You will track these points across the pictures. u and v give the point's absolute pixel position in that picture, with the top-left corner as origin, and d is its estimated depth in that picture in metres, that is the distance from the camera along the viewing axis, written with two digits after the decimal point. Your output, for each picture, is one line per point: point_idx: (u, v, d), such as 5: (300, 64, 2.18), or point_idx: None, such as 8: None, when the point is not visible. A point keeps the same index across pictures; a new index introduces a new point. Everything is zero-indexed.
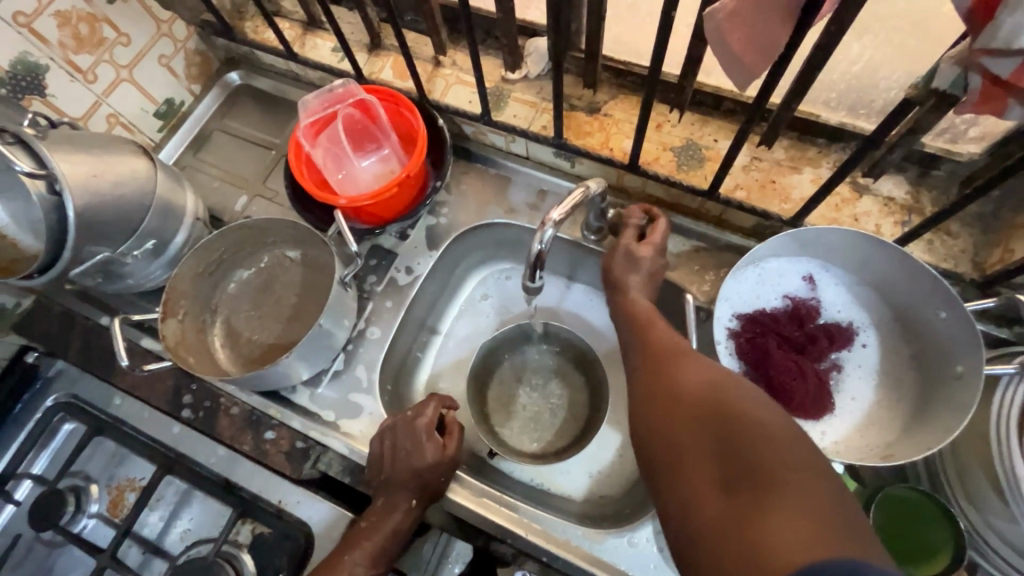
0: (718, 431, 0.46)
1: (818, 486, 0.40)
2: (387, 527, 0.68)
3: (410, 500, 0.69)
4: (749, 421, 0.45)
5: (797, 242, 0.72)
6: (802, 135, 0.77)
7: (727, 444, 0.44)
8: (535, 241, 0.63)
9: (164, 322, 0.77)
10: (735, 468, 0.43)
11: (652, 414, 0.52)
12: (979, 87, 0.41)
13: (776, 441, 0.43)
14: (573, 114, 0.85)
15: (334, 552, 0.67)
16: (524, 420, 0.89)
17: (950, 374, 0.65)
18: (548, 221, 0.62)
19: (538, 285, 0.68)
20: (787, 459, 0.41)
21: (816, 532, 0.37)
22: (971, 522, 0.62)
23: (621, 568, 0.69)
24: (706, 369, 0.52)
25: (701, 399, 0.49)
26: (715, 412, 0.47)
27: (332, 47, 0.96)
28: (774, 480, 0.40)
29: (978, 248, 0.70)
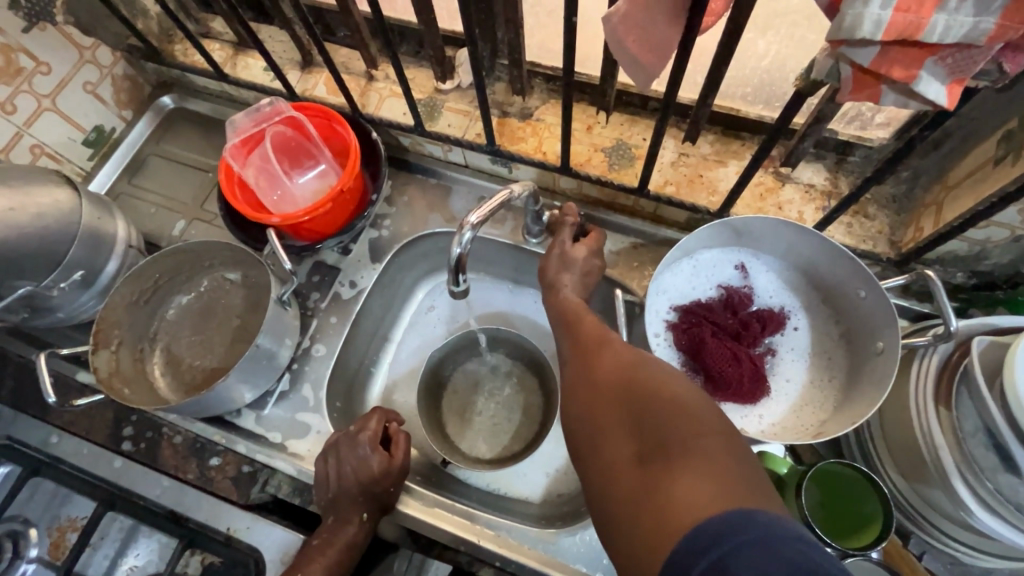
0: (631, 410, 0.47)
1: (719, 446, 0.41)
2: (336, 546, 0.67)
3: (360, 516, 0.69)
4: (660, 397, 0.46)
5: (726, 233, 0.75)
6: (726, 130, 0.80)
7: (638, 421, 0.46)
8: (454, 247, 0.63)
9: (95, 355, 0.75)
10: (645, 442, 0.44)
11: (577, 403, 0.53)
12: (850, 75, 0.42)
13: (682, 410, 0.44)
14: (506, 121, 0.86)
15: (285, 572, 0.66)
16: (478, 425, 0.89)
17: (873, 349, 0.67)
18: (465, 226, 0.63)
19: (463, 291, 0.68)
20: (690, 425, 0.42)
21: (714, 490, 0.37)
22: (900, 490, 0.65)
23: (575, 568, 0.69)
24: (625, 354, 0.54)
25: (619, 383, 0.50)
26: (631, 391, 0.48)
27: (263, 66, 0.95)
28: (678, 446, 0.41)
29: (894, 228, 0.74)
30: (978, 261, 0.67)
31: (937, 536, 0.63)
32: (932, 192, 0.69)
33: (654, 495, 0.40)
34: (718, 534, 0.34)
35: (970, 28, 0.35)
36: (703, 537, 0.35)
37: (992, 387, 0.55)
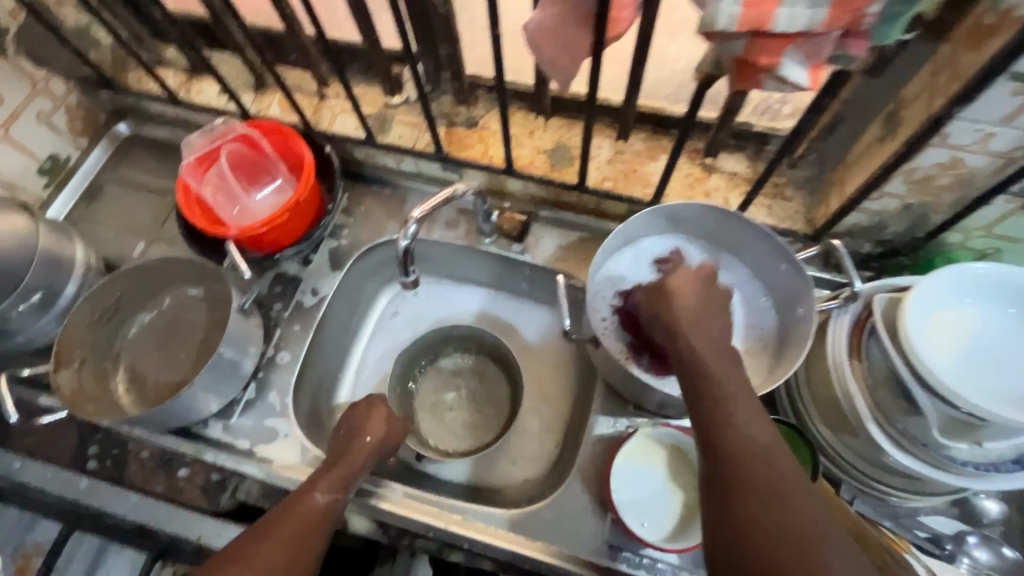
0: (770, 480, 0.49)
1: (836, 529, 0.47)
2: (343, 466, 0.68)
3: (363, 440, 0.71)
4: (800, 510, 0.47)
5: (660, 220, 0.81)
6: (655, 128, 0.87)
7: (770, 496, 0.48)
8: (399, 240, 0.68)
9: (57, 374, 0.77)
10: (779, 522, 0.47)
11: (716, 444, 0.52)
12: (733, 65, 0.49)
13: (804, 494, 0.49)
14: (453, 130, 0.92)
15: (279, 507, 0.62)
16: (447, 422, 0.91)
17: (796, 315, 0.74)
18: (409, 221, 0.67)
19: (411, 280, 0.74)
20: (814, 510, 0.48)
21: None
22: (829, 442, 0.70)
23: (539, 542, 0.73)
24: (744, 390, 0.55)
25: (757, 476, 0.50)
26: (766, 491, 0.49)
27: (217, 90, 0.99)
28: (818, 536, 0.46)
29: (809, 207, 0.81)
30: (879, 231, 0.75)
31: (864, 480, 0.69)
32: (836, 171, 0.77)
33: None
34: None
35: (808, 19, 0.41)
36: None
37: (892, 336, 0.62)
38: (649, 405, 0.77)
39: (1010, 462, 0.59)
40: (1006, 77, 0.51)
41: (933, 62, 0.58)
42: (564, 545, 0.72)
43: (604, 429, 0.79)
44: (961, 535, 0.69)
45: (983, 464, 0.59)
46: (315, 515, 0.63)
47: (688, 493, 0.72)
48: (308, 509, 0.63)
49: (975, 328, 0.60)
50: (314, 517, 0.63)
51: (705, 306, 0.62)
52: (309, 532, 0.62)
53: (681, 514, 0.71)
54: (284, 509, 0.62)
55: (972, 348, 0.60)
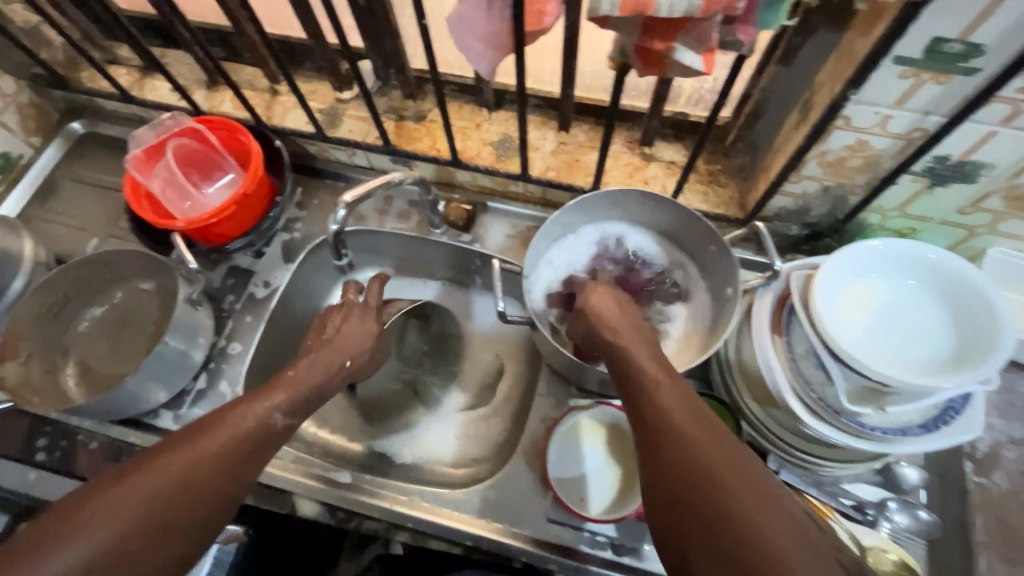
0: (679, 434, 0.50)
1: (752, 469, 0.46)
2: (310, 385, 0.64)
3: (342, 364, 0.68)
4: (726, 486, 0.45)
5: (600, 208, 0.83)
6: (597, 119, 0.90)
7: (681, 447, 0.49)
8: (332, 225, 0.70)
9: (2, 366, 0.78)
10: (692, 469, 0.47)
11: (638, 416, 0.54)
12: (635, 52, 0.51)
13: (717, 438, 0.49)
14: (402, 124, 0.94)
15: (218, 417, 0.57)
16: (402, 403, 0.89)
17: (726, 295, 0.76)
18: (340, 205, 0.69)
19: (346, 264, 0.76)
20: (726, 450, 0.48)
21: None
22: (757, 416, 0.73)
23: (481, 520, 0.75)
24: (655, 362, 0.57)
25: (681, 457, 0.48)
26: (691, 471, 0.47)
27: (170, 88, 1.00)
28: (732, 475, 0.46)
29: (742, 193, 0.85)
30: (805, 214, 0.78)
31: (789, 451, 0.72)
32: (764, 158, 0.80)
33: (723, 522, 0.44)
34: None
35: (689, 7, 0.44)
36: None
37: (807, 312, 0.65)
38: (590, 385, 0.80)
39: (917, 427, 0.63)
40: (891, 60, 0.54)
41: (837, 50, 0.61)
42: (506, 522, 0.75)
43: (547, 410, 0.82)
44: (883, 502, 0.73)
45: (891, 430, 0.62)
46: (258, 430, 0.58)
47: (624, 468, 0.75)
48: (260, 423, 0.58)
49: (883, 301, 0.64)
50: (264, 432, 0.58)
51: (611, 298, 0.67)
52: (252, 448, 0.57)
53: (618, 488, 0.74)
54: (224, 415, 0.57)
55: (880, 320, 0.63)
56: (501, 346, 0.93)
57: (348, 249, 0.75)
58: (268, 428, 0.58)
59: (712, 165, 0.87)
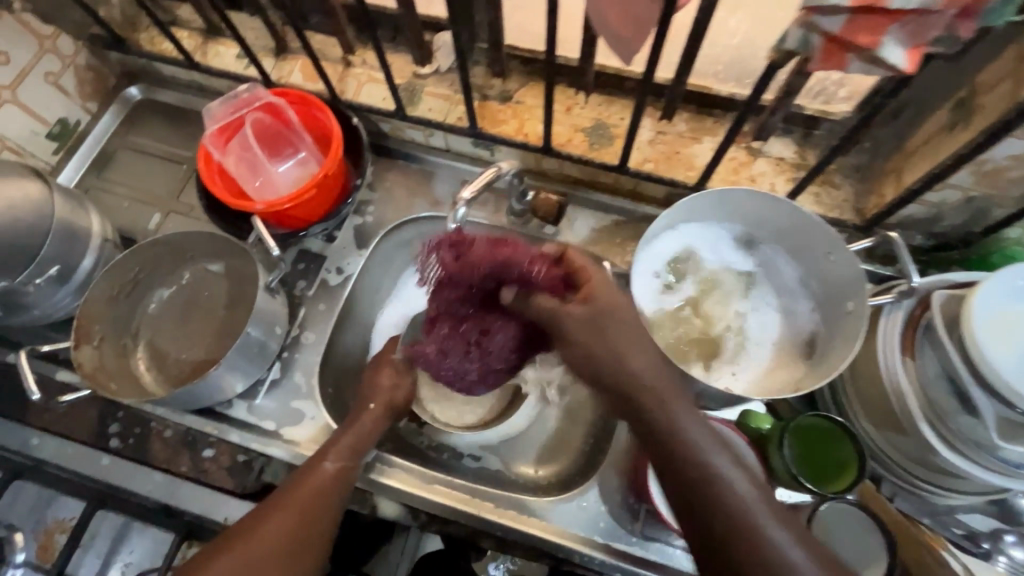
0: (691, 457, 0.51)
1: (756, 483, 0.50)
2: (351, 433, 0.69)
3: (366, 409, 0.71)
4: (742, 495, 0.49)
5: (707, 206, 0.76)
6: (699, 108, 0.84)
7: (714, 479, 0.50)
8: (448, 223, 0.67)
9: (78, 351, 0.74)
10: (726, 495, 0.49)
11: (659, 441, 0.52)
12: (820, 45, 0.45)
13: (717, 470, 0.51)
14: (486, 104, 0.87)
15: (300, 469, 0.65)
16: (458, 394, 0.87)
17: (842, 310, 0.71)
18: (459, 201, 0.67)
19: (458, 266, 0.69)
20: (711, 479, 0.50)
21: None
22: (876, 443, 0.68)
23: (572, 531, 0.72)
24: (669, 391, 0.54)
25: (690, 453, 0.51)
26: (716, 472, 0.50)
27: (236, 54, 0.93)
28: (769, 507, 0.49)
29: (858, 196, 0.78)
30: (935, 223, 0.72)
31: (909, 480, 0.68)
32: (891, 160, 0.74)
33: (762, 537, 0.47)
34: None
35: None
36: None
37: (951, 335, 0.60)
38: (685, 396, 0.75)
39: None
40: None
41: (1022, 46, 0.54)
42: (597, 533, 0.72)
43: None
44: (998, 534, 0.69)
45: None
46: (331, 479, 0.64)
47: None
48: (326, 475, 0.64)
49: None
50: (324, 484, 0.63)
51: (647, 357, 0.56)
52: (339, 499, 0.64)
53: None
54: (292, 480, 0.64)
55: None
56: None
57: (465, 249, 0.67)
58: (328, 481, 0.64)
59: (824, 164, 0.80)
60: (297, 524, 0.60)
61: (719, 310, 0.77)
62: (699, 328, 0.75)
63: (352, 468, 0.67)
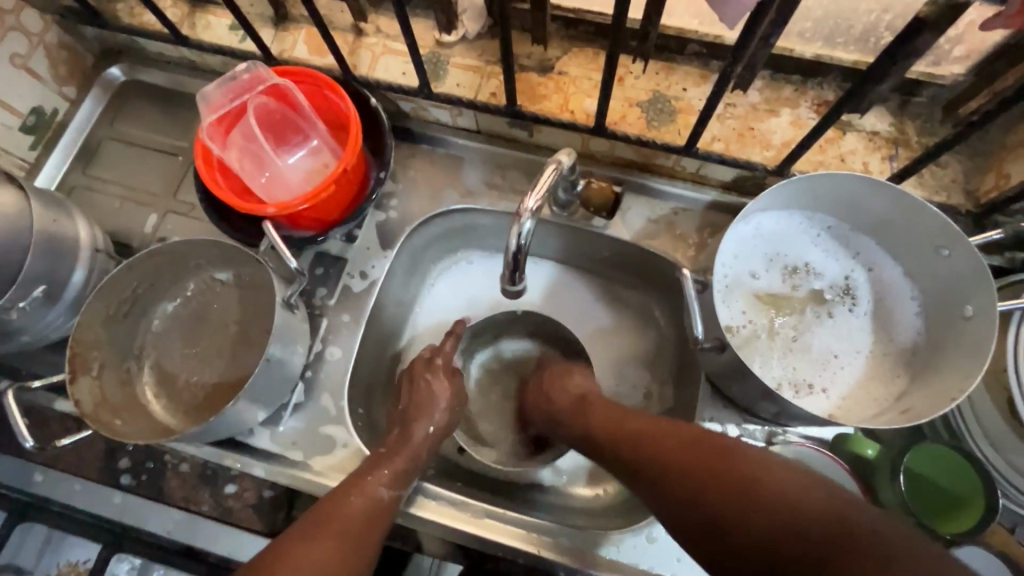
0: (659, 437, 0.55)
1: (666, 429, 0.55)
2: (405, 455, 0.64)
3: (424, 429, 0.67)
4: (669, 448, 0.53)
5: (792, 193, 0.65)
6: (775, 74, 0.72)
7: (663, 452, 0.53)
8: (513, 239, 0.57)
9: (75, 384, 0.64)
10: (682, 458, 0.51)
11: (615, 450, 0.58)
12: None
13: (679, 436, 0.53)
14: (524, 76, 0.75)
15: (344, 485, 0.60)
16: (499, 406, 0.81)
17: (959, 315, 0.61)
18: (524, 213, 0.56)
19: (519, 288, 0.63)
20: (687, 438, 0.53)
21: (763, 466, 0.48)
22: (990, 460, 0.60)
23: (642, 568, 0.64)
24: (609, 417, 0.61)
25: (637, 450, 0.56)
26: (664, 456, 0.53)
27: (230, 25, 0.80)
28: (720, 456, 0.49)
29: (968, 176, 0.67)
30: None
31: None
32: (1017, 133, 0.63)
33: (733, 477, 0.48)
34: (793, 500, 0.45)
35: None
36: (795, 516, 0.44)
37: None
38: (763, 413, 0.64)
39: None
40: None
41: None
42: (669, 570, 0.64)
43: None
44: None
45: None
46: (379, 506, 0.60)
47: None
48: (374, 500, 0.60)
49: None
50: (374, 510, 0.59)
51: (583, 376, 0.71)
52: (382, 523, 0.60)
53: None
54: (341, 498, 0.59)
55: None
56: (633, 352, 0.81)
57: (525, 272, 0.61)
58: (378, 505, 0.60)
59: (926, 138, 0.69)
60: (348, 549, 0.55)
61: (809, 315, 0.67)
62: (787, 337, 0.66)
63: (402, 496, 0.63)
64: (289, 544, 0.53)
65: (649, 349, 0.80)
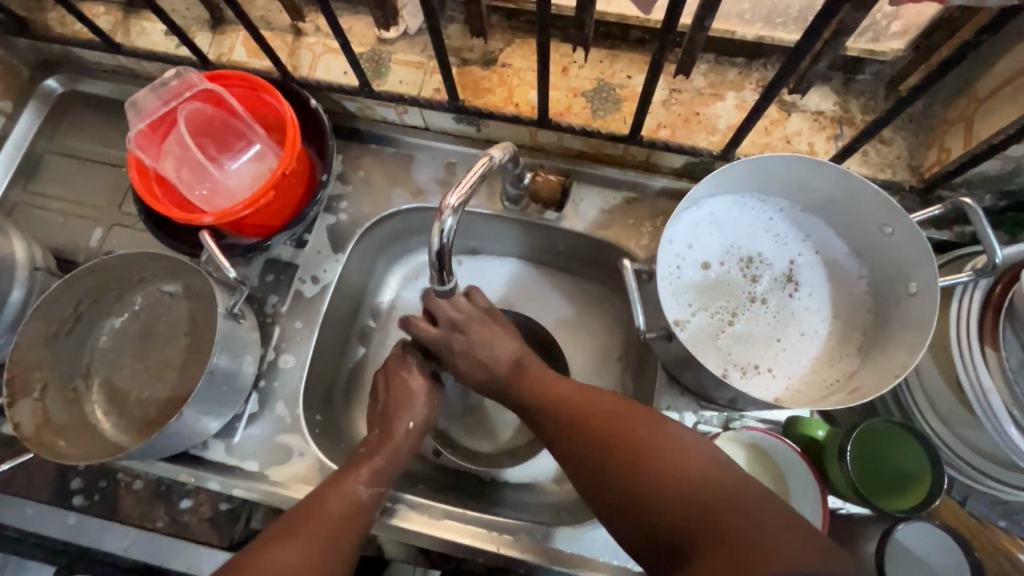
0: (597, 414, 0.52)
1: (580, 395, 0.55)
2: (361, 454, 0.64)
3: (382, 426, 0.66)
4: (586, 414, 0.53)
5: (736, 177, 0.65)
6: (719, 57, 0.71)
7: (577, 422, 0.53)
8: (436, 237, 0.56)
9: (14, 407, 0.64)
10: (609, 433, 0.50)
11: (540, 420, 0.57)
12: None
13: (596, 406, 0.53)
14: (467, 70, 0.74)
15: (319, 487, 0.60)
16: (465, 401, 0.80)
17: (905, 292, 0.61)
18: (446, 209, 0.54)
19: (450, 288, 0.62)
20: (622, 414, 0.51)
21: (670, 439, 0.48)
22: (939, 436, 0.61)
23: (603, 561, 0.64)
24: (537, 371, 0.60)
25: (559, 414, 0.55)
26: (583, 425, 0.52)
27: (165, 30, 0.78)
28: (620, 426, 0.50)
29: (913, 151, 0.67)
30: (1009, 179, 0.61)
31: (987, 484, 0.59)
32: (957, 106, 0.62)
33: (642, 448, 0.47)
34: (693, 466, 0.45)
35: None
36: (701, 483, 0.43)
37: None
38: (719, 399, 0.64)
39: None
40: None
41: None
42: (631, 561, 0.64)
43: None
44: None
45: None
46: (356, 504, 0.59)
47: None
48: (350, 499, 0.59)
49: None
50: (352, 507, 0.58)
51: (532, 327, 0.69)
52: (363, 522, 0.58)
53: None
54: (319, 499, 0.58)
55: None
56: (594, 343, 0.80)
57: (453, 270, 0.60)
58: (357, 504, 0.59)
59: (871, 115, 0.68)
60: (328, 552, 0.54)
61: (761, 297, 0.67)
62: (737, 319, 0.66)
63: (383, 495, 0.62)
64: (261, 547, 0.52)
65: (610, 339, 0.80)
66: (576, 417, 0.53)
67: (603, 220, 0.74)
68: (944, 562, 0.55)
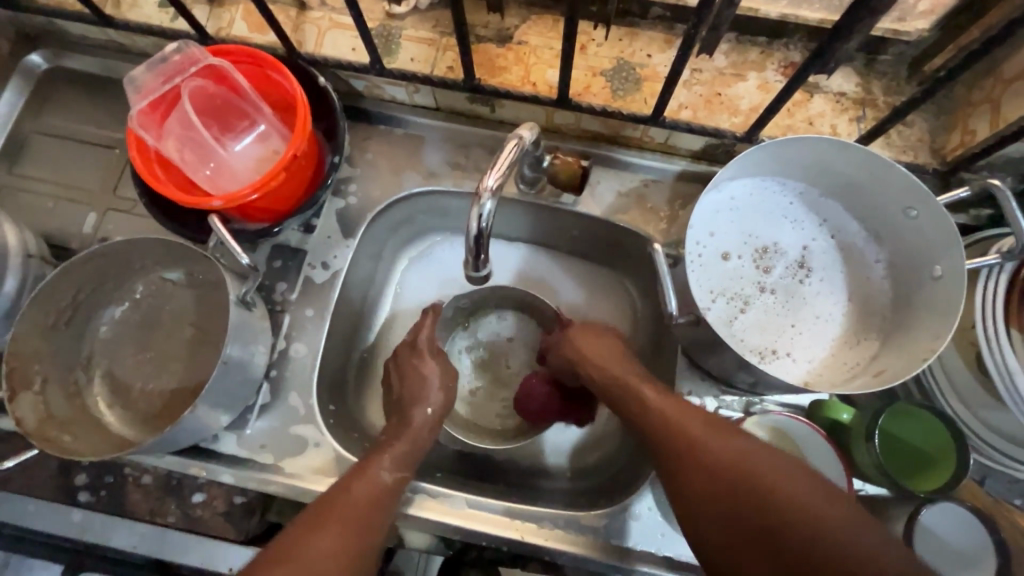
0: (690, 431, 0.55)
1: (674, 409, 0.57)
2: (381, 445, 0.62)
3: (402, 416, 0.65)
4: (676, 430, 0.55)
5: (761, 159, 0.63)
6: (741, 35, 0.69)
7: (667, 433, 0.55)
8: (473, 221, 0.54)
9: (14, 402, 0.60)
10: (704, 457, 0.53)
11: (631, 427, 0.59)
12: None
13: (687, 423, 0.55)
14: (482, 47, 0.71)
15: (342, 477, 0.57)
16: (480, 390, 0.79)
17: (929, 275, 0.61)
18: (484, 193, 0.53)
19: (483, 274, 0.61)
20: (719, 433, 0.54)
21: (773, 468, 0.50)
22: (960, 418, 0.61)
23: (627, 546, 0.64)
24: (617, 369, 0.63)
25: (649, 424, 0.57)
26: (674, 441, 0.55)
27: (159, 2, 0.74)
28: (721, 452, 0.52)
29: (934, 134, 0.66)
30: None
31: (1005, 464, 0.60)
32: (981, 88, 0.62)
33: (747, 481, 0.50)
34: (796, 498, 0.48)
35: None
36: (803, 519, 0.47)
37: None
38: (741, 384, 0.64)
39: None
40: None
41: None
42: (654, 546, 0.64)
43: None
44: None
45: None
46: (384, 492, 0.57)
47: None
48: (374, 486, 0.57)
49: None
50: (378, 494, 0.57)
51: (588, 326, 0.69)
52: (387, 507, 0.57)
53: None
54: (343, 488, 0.56)
55: None
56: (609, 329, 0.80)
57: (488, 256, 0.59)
58: (382, 490, 0.57)
59: (894, 97, 0.67)
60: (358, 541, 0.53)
61: (781, 282, 0.67)
62: (758, 303, 0.66)
63: (409, 479, 0.60)
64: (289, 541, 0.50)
65: (626, 324, 0.79)
66: (674, 441, 0.55)
67: (621, 204, 0.73)
68: (969, 543, 0.56)
